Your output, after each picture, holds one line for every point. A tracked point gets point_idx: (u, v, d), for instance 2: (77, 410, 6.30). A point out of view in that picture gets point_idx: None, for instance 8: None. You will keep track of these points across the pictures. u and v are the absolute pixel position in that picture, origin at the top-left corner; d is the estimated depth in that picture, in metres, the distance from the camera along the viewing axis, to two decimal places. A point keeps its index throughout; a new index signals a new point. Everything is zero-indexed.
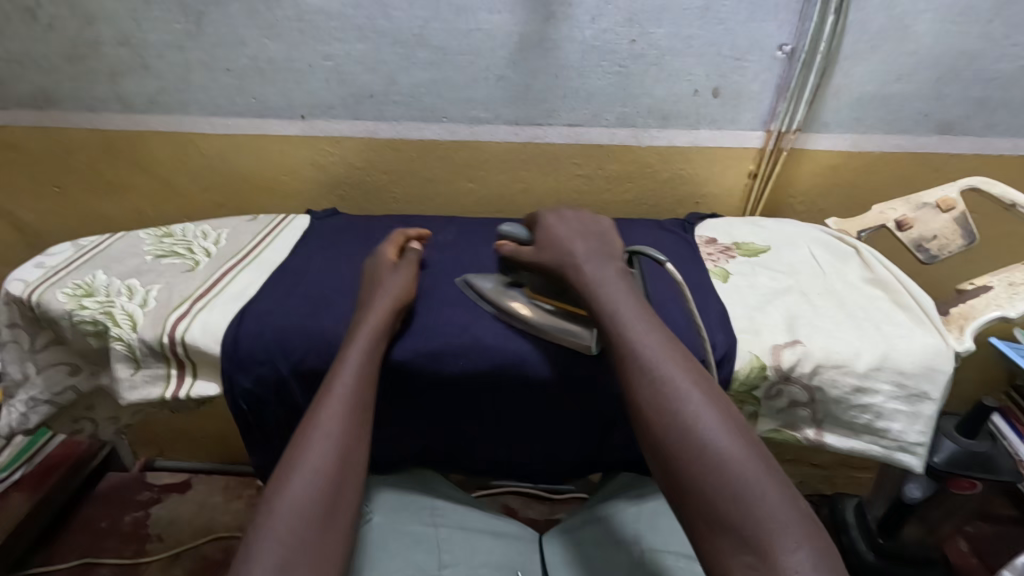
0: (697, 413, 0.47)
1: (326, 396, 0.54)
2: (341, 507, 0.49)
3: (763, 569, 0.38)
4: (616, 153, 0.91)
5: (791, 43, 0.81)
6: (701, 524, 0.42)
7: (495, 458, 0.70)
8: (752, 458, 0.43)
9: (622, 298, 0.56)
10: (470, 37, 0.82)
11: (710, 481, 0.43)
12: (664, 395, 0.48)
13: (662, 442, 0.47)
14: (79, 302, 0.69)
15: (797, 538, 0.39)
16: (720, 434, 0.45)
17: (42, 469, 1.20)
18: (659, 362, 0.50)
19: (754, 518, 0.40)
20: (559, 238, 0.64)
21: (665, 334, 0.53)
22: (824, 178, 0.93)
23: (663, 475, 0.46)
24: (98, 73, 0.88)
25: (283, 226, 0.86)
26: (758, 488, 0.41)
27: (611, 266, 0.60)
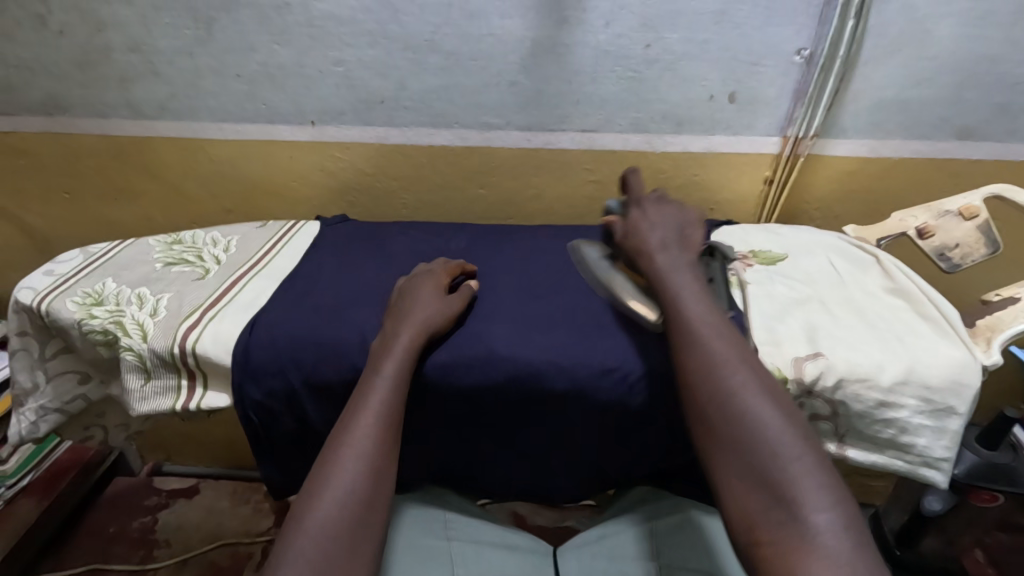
0: (743, 385, 0.50)
1: (358, 412, 0.54)
2: (381, 489, 0.51)
3: (792, 525, 0.43)
4: (629, 159, 0.90)
5: (809, 48, 0.79)
6: (737, 483, 0.47)
7: (507, 473, 0.69)
8: (791, 429, 0.48)
9: (684, 282, 0.59)
10: (482, 42, 0.81)
11: (749, 447, 0.47)
12: (712, 366, 0.52)
13: (707, 411, 0.51)
14: (89, 311, 0.68)
15: (827, 502, 0.43)
16: (763, 406, 0.49)
17: (50, 474, 1.21)
18: (710, 337, 0.54)
19: (790, 481, 0.45)
20: (642, 221, 0.65)
21: (716, 311, 0.57)
22: (842, 184, 0.91)
23: (705, 438, 0.50)
24: (108, 80, 0.88)
25: (293, 232, 0.86)
26: (794, 455, 0.46)
27: (683, 256, 0.62)
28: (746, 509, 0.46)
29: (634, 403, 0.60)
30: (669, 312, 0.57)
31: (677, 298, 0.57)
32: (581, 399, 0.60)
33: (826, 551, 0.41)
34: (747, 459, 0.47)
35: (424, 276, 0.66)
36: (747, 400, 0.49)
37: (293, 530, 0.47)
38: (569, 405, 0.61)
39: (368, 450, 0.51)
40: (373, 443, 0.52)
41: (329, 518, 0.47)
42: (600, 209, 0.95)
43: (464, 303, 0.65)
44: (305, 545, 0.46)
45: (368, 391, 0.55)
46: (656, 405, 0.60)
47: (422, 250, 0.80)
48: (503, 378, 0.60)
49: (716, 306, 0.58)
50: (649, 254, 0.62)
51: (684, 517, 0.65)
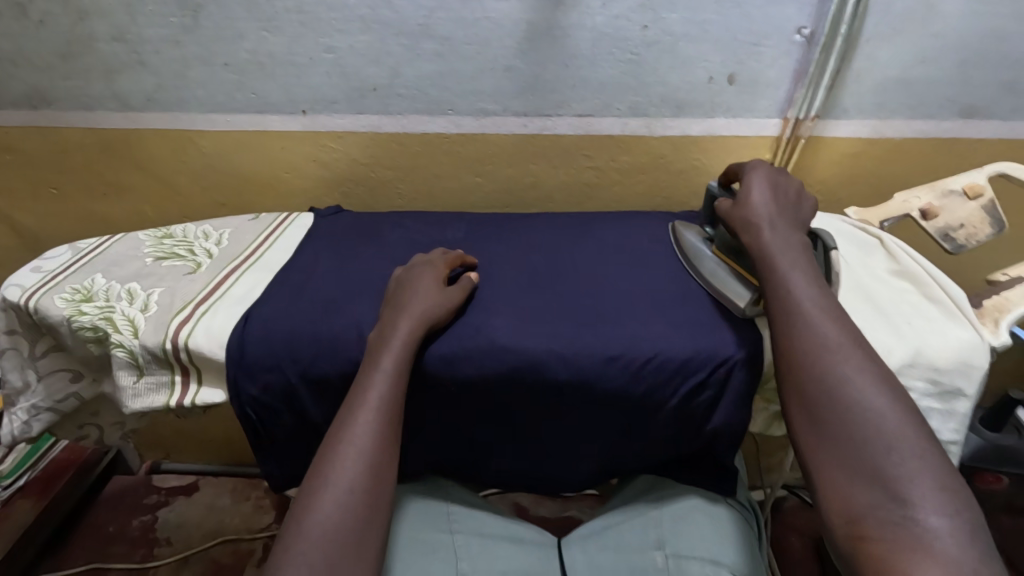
0: (854, 374, 0.49)
1: (357, 406, 0.52)
2: (383, 483, 0.49)
3: (904, 525, 0.42)
4: (628, 144, 0.89)
5: (810, 27, 0.78)
6: (841, 476, 0.46)
7: (508, 466, 0.68)
8: (907, 425, 0.46)
9: (793, 263, 0.57)
10: (476, 26, 0.79)
11: (858, 439, 0.46)
12: (821, 353, 0.51)
13: (813, 398, 0.49)
14: (79, 307, 0.67)
15: (942, 502, 0.42)
16: (875, 397, 0.48)
17: (45, 477, 1.20)
18: (820, 323, 0.52)
19: (903, 478, 0.43)
20: (755, 195, 0.63)
21: (825, 294, 0.55)
22: (844, 167, 0.90)
23: (809, 426, 0.49)
24: (92, 71, 0.86)
25: (287, 224, 0.84)
26: (908, 451, 0.44)
27: (793, 235, 0.60)
28: (851, 503, 0.45)
29: (638, 391, 0.59)
30: (774, 294, 0.56)
31: (782, 280, 0.56)
32: (586, 389, 0.59)
33: (939, 553, 0.40)
34: (856, 451, 0.46)
35: (422, 267, 0.65)
36: (860, 390, 0.48)
37: (297, 528, 0.46)
38: (572, 394, 0.60)
39: (366, 444, 0.50)
40: (371, 437, 0.51)
41: (329, 517, 0.46)
42: (599, 196, 0.94)
43: (463, 294, 0.63)
44: (305, 545, 0.45)
45: (365, 385, 0.53)
46: (660, 393, 0.59)
47: (419, 240, 0.78)
48: (521, 371, 0.59)
49: (826, 289, 0.56)
50: (759, 231, 0.60)
51: (689, 504, 0.65)
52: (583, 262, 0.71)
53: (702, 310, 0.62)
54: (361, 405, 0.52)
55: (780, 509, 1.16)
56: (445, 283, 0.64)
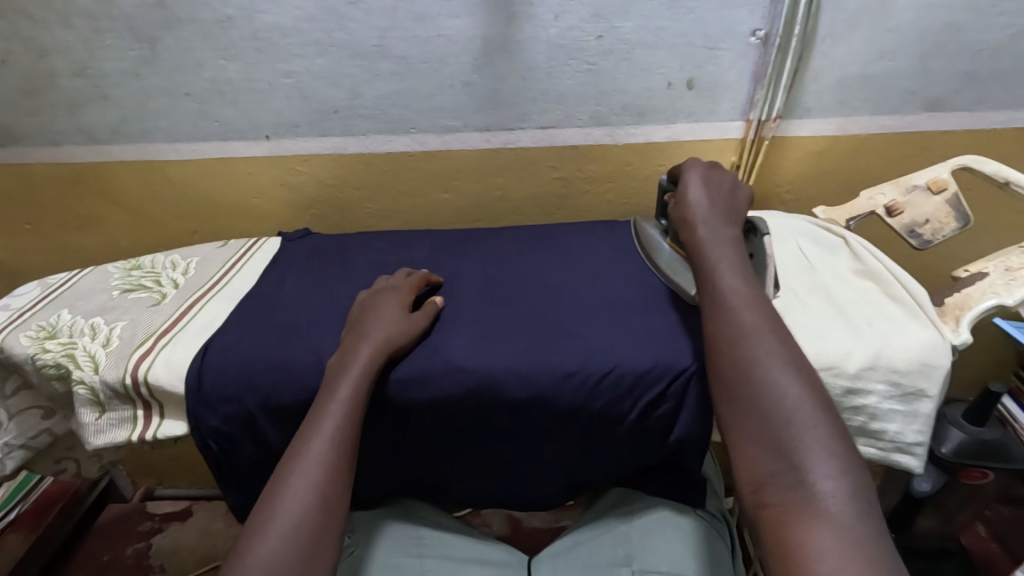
0: (767, 353, 0.50)
1: (311, 437, 0.52)
2: (335, 510, 0.49)
3: (799, 491, 0.43)
4: (593, 153, 0.88)
5: (764, 28, 0.77)
6: (749, 449, 0.46)
7: (476, 485, 0.68)
8: (811, 398, 0.47)
9: (722, 254, 0.58)
10: (431, 44, 0.80)
11: (765, 414, 0.47)
12: (738, 335, 0.51)
13: (728, 377, 0.50)
14: (42, 344, 0.67)
15: (834, 468, 0.43)
16: (784, 372, 0.48)
17: (36, 508, 1.20)
18: (739, 307, 0.53)
19: (801, 447, 0.44)
20: (691, 190, 0.64)
21: (750, 280, 0.56)
22: (811, 165, 0.89)
23: (724, 403, 0.50)
24: (58, 106, 0.86)
25: (254, 249, 0.84)
26: (808, 423, 0.45)
27: (728, 227, 0.61)
28: (755, 475, 0.45)
29: (595, 408, 0.59)
30: (705, 283, 0.57)
31: (710, 271, 0.57)
32: (545, 407, 0.59)
33: (828, 517, 0.41)
34: (762, 425, 0.46)
35: (388, 293, 0.65)
36: (771, 367, 0.49)
37: (243, 560, 0.46)
38: (531, 414, 0.59)
39: (317, 477, 0.50)
40: (322, 468, 0.50)
41: (276, 548, 0.46)
42: (568, 207, 0.94)
43: (428, 321, 0.63)
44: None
45: (319, 416, 0.53)
46: (619, 407, 0.59)
47: (383, 260, 0.78)
48: (469, 389, 0.58)
49: (752, 276, 0.56)
50: (693, 223, 0.61)
51: (657, 519, 0.65)
52: (545, 277, 0.71)
53: (664, 323, 0.62)
54: (315, 433, 0.52)
55: None
56: (409, 308, 0.63)
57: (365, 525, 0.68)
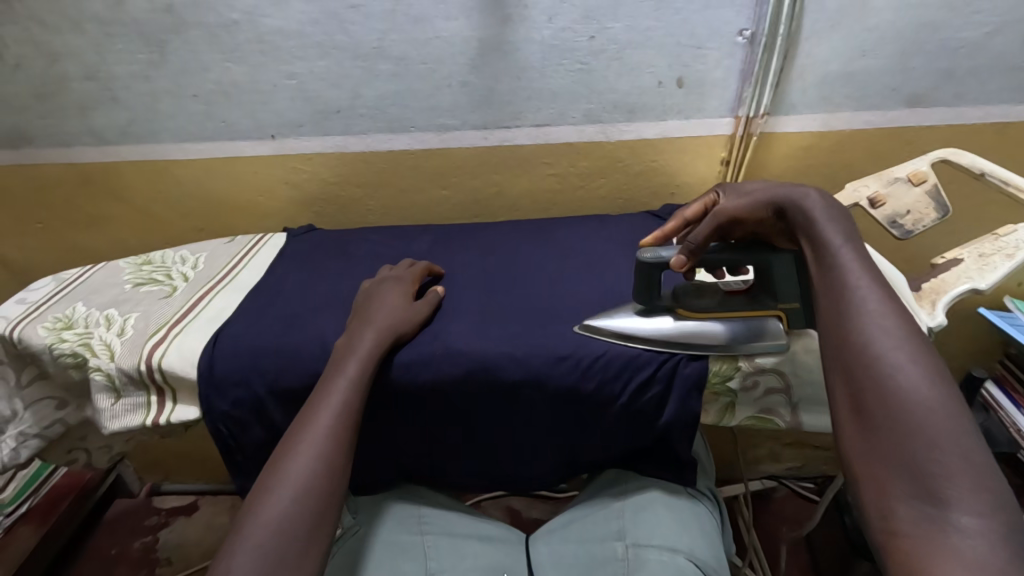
0: (905, 363, 0.45)
1: (318, 408, 0.55)
2: (339, 473, 0.52)
3: (935, 521, 0.38)
4: (586, 150, 0.91)
5: (750, 28, 0.81)
6: (878, 466, 0.42)
7: (475, 463, 0.71)
8: (957, 423, 0.41)
9: (847, 249, 0.52)
10: (429, 45, 0.83)
11: (899, 426, 0.42)
12: (870, 337, 0.47)
13: (857, 382, 0.45)
14: (60, 335, 0.70)
15: (981, 505, 0.38)
16: (926, 388, 0.43)
17: (48, 501, 1.20)
18: (873, 308, 0.48)
19: (940, 474, 0.39)
20: (754, 184, 0.63)
21: (881, 282, 0.50)
22: (797, 160, 0.92)
23: (852, 410, 0.45)
24: (69, 109, 0.89)
25: (260, 245, 0.87)
26: (953, 449, 0.40)
27: (844, 217, 0.56)
28: (883, 494, 0.41)
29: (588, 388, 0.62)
30: (825, 275, 0.52)
31: (832, 266, 0.52)
32: (539, 388, 0.62)
33: (967, 554, 0.36)
34: (895, 441, 0.42)
35: (391, 283, 0.68)
36: (910, 378, 0.44)
37: (254, 520, 0.48)
38: (526, 395, 0.62)
39: (324, 444, 0.53)
40: (329, 436, 0.53)
41: (286, 508, 0.49)
42: (563, 202, 0.97)
43: (428, 310, 0.66)
44: (262, 533, 0.47)
45: (326, 390, 0.56)
46: (611, 386, 0.62)
47: (385, 254, 0.82)
48: (473, 371, 0.61)
49: (880, 277, 0.51)
50: (800, 204, 0.57)
51: (647, 497, 0.67)
52: (542, 269, 0.74)
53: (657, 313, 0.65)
54: (320, 403, 0.55)
55: (768, 500, 1.16)
56: (412, 297, 0.66)
57: (367, 507, 0.71)
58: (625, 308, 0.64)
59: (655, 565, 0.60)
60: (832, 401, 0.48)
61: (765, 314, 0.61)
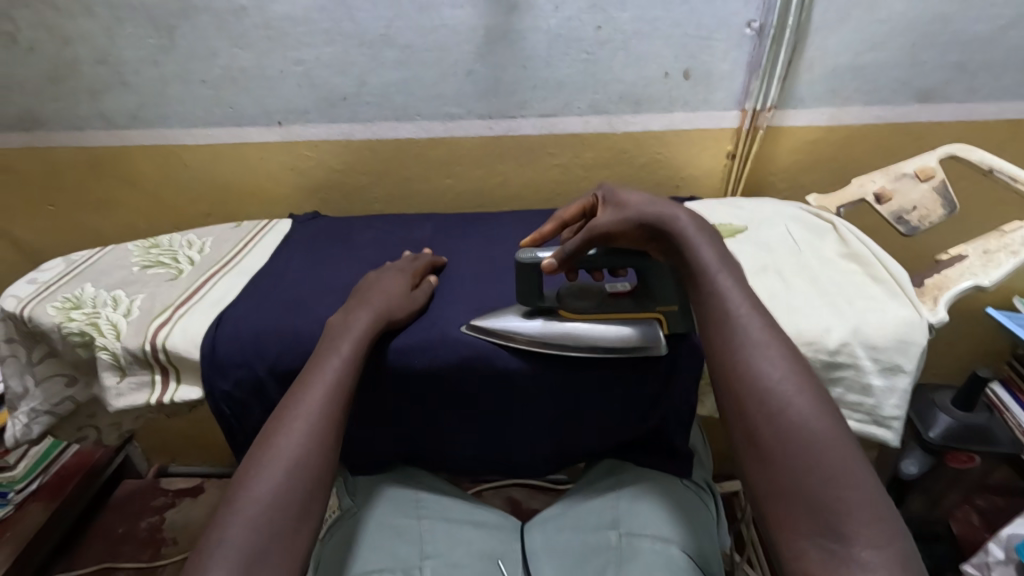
0: (792, 396, 0.47)
1: (309, 388, 0.56)
2: (329, 452, 0.53)
3: (840, 557, 0.40)
4: (591, 141, 0.91)
5: (759, 19, 0.80)
6: (782, 504, 0.43)
7: (472, 448, 0.72)
8: (846, 454, 0.44)
9: (729, 276, 0.55)
10: (435, 33, 0.83)
11: (797, 462, 0.44)
12: (757, 371, 0.49)
13: (752, 418, 0.47)
14: (68, 314, 0.71)
15: (877, 536, 0.40)
16: (815, 419, 0.46)
17: (57, 480, 1.23)
18: (756, 341, 0.50)
19: (840, 508, 0.42)
20: (629, 198, 0.62)
21: (760, 310, 0.53)
22: (804, 155, 0.91)
23: (749, 447, 0.47)
24: (80, 92, 0.91)
25: (266, 230, 0.88)
26: (848, 481, 0.43)
27: (714, 237, 0.58)
28: (790, 535, 0.42)
29: (583, 375, 0.63)
30: (706, 302, 0.54)
31: (711, 291, 0.54)
32: (536, 377, 0.63)
33: None
34: (796, 479, 0.43)
35: (393, 271, 0.69)
36: (799, 409, 0.46)
37: (246, 496, 0.48)
38: (522, 382, 0.64)
39: (316, 422, 0.53)
40: (320, 417, 0.54)
41: (279, 484, 0.49)
42: (567, 193, 0.96)
43: (424, 298, 0.67)
44: (251, 508, 0.47)
45: (318, 370, 0.57)
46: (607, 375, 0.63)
47: (389, 242, 0.82)
48: (472, 355, 0.63)
49: (759, 304, 0.54)
50: (672, 223, 0.58)
51: (644, 487, 0.67)
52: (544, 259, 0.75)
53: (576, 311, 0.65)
54: (314, 381, 0.56)
55: None
56: (411, 286, 0.67)
57: (364, 487, 0.72)
58: (512, 308, 0.66)
59: (649, 554, 0.60)
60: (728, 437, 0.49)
61: (647, 317, 0.62)
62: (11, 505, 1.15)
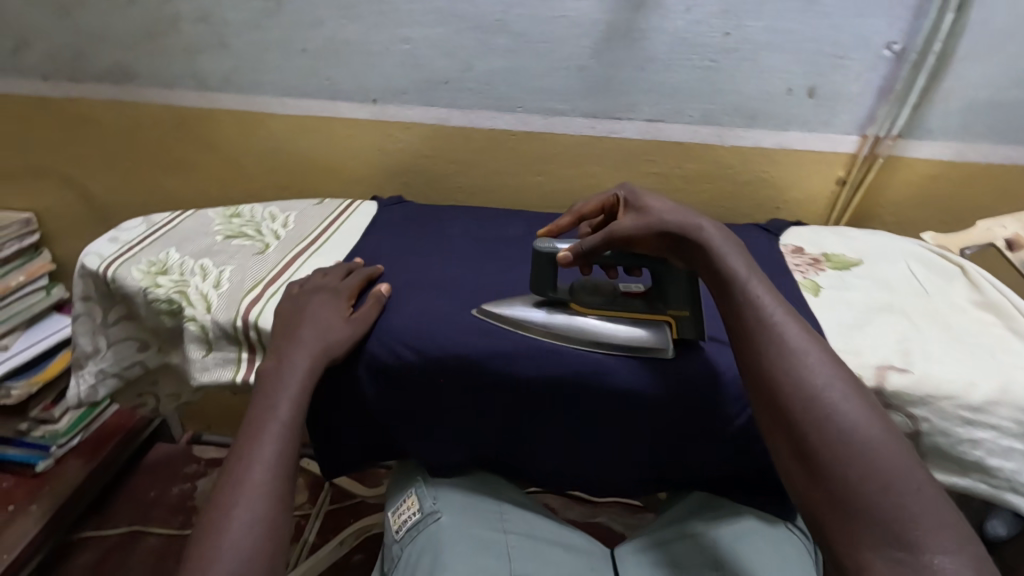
0: (839, 399, 0.44)
1: (263, 435, 0.54)
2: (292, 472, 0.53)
3: (911, 564, 0.37)
4: (697, 152, 0.86)
5: (901, 42, 0.75)
6: (840, 512, 0.40)
7: (561, 465, 0.67)
8: (903, 458, 0.42)
9: (759, 281, 0.53)
10: (553, 24, 0.79)
11: (851, 467, 0.41)
12: (800, 376, 0.46)
13: (795, 425, 0.44)
14: (154, 279, 0.69)
15: (947, 539, 0.38)
16: (867, 424, 0.43)
17: (97, 437, 1.23)
18: (794, 345, 0.48)
19: (903, 513, 0.39)
20: (654, 203, 0.61)
21: (793, 313, 0.51)
22: (919, 189, 0.86)
23: (794, 456, 0.44)
24: (175, 50, 0.88)
25: (351, 211, 0.85)
26: (910, 487, 0.40)
27: (737, 243, 0.57)
28: (851, 543, 0.39)
29: (699, 403, 0.60)
30: (739, 306, 0.52)
31: (744, 296, 0.52)
32: (648, 399, 0.60)
33: None
34: (853, 487, 0.41)
35: (327, 296, 0.64)
36: (847, 414, 0.44)
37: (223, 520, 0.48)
38: (632, 402, 0.60)
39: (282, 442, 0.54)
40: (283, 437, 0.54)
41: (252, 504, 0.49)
42: None
43: (367, 322, 0.63)
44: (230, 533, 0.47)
45: (271, 405, 0.56)
46: (726, 405, 0.60)
47: (480, 239, 0.79)
48: (586, 371, 0.60)
49: (791, 309, 0.52)
50: (697, 231, 0.57)
51: (744, 528, 0.63)
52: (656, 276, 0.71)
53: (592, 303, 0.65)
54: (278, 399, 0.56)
55: None
56: (349, 312, 0.63)
57: (444, 492, 0.69)
58: (522, 297, 0.66)
59: None
60: (771, 446, 0.46)
61: (655, 319, 0.63)
62: (51, 459, 1.14)
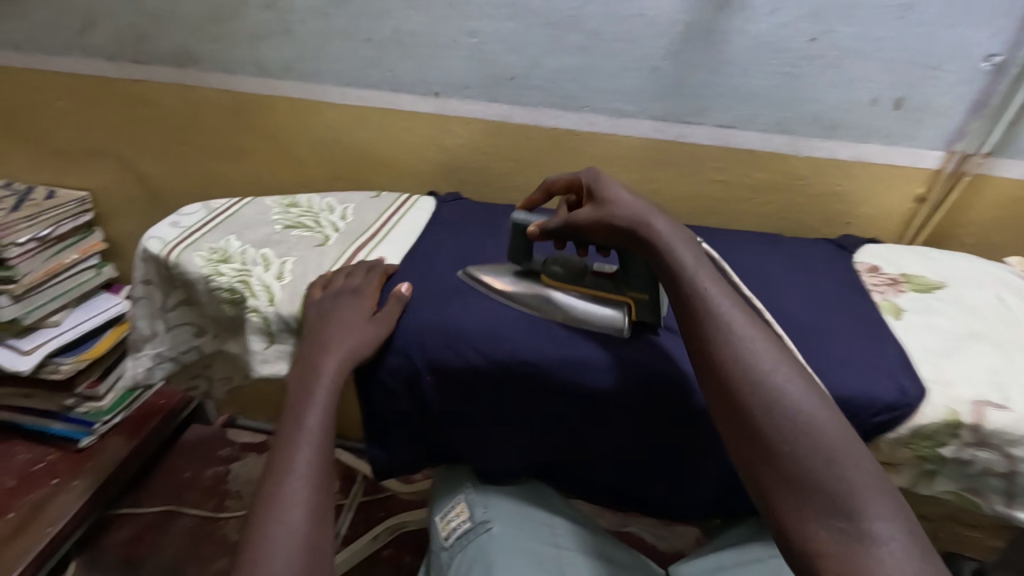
0: (784, 381, 0.43)
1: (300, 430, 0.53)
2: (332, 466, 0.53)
3: (855, 536, 0.37)
4: (767, 161, 0.83)
5: (1002, 54, 0.71)
6: (791, 492, 0.39)
7: (623, 481, 0.65)
8: (842, 433, 0.41)
9: (707, 268, 0.50)
10: (629, 22, 0.76)
11: (796, 447, 0.40)
12: (749, 361, 0.44)
13: (745, 410, 0.42)
14: (217, 267, 0.68)
15: (888, 508, 0.38)
16: (809, 404, 0.42)
17: (138, 416, 1.24)
18: (740, 330, 0.45)
19: (846, 488, 0.38)
20: (609, 193, 0.56)
21: (738, 298, 0.48)
22: (1004, 211, 0.82)
23: (743, 440, 0.42)
24: (239, 36, 0.88)
25: (409, 205, 0.84)
26: (849, 461, 0.40)
27: (685, 232, 0.53)
28: (797, 521, 0.39)
29: None
30: (683, 291, 0.49)
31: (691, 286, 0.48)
32: None
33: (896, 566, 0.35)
34: (799, 466, 0.40)
35: (348, 296, 0.62)
36: (792, 395, 0.42)
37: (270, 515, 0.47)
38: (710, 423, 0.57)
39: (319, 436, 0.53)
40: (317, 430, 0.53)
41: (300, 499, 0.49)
42: (726, 214, 0.88)
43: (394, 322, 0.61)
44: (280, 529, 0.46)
45: (303, 395, 0.55)
46: None
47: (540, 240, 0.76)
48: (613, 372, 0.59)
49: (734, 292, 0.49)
50: (647, 222, 0.52)
51: None
52: None
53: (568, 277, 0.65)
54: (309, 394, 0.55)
55: None
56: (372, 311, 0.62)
57: (497, 501, 0.67)
58: (500, 269, 0.67)
59: None
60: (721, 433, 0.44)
61: (617, 300, 0.62)
62: (94, 436, 1.16)
